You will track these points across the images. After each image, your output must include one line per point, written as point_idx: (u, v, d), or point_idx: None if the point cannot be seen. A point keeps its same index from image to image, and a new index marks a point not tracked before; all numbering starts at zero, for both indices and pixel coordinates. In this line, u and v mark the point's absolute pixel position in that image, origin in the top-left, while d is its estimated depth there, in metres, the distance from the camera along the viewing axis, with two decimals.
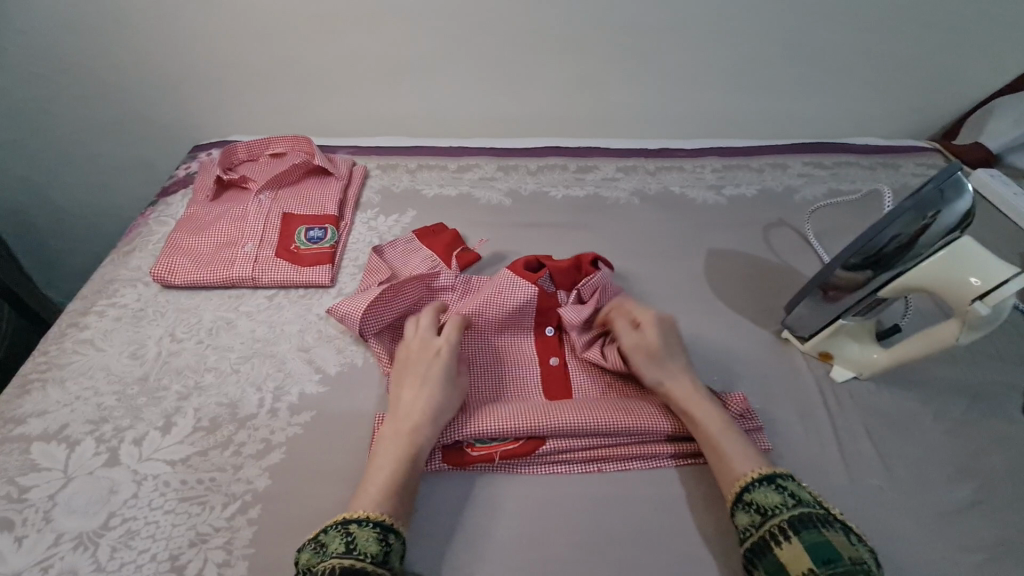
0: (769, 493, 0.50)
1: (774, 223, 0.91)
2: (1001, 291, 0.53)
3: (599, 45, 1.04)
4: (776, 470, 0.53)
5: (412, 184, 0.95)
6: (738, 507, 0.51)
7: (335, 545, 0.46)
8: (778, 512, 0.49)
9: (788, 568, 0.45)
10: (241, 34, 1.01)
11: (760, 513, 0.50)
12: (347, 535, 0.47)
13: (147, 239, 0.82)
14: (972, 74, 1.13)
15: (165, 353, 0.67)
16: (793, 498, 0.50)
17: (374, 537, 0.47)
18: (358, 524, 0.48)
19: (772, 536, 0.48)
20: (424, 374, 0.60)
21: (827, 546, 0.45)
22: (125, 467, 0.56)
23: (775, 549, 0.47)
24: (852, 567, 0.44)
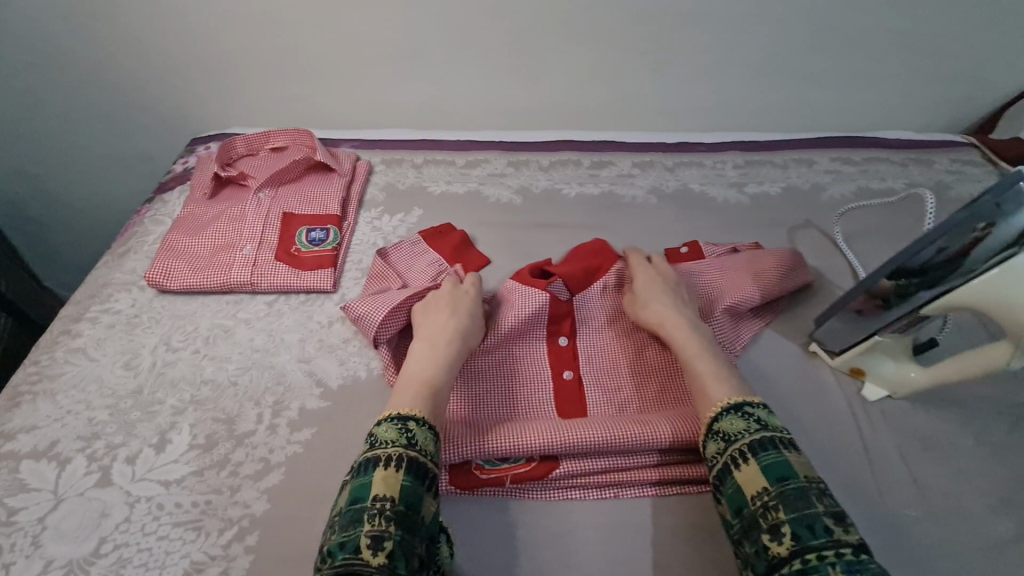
0: (734, 421, 0.51)
1: (800, 225, 0.87)
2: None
3: (615, 33, 0.99)
4: (747, 399, 0.53)
5: (418, 180, 0.91)
6: (705, 436, 0.52)
7: (391, 437, 0.48)
8: (741, 437, 0.49)
9: (744, 488, 0.46)
10: (240, 22, 0.97)
11: (724, 439, 0.50)
12: (406, 431, 0.48)
13: (142, 240, 0.78)
14: (1012, 63, 1.06)
15: (159, 363, 0.64)
16: (758, 424, 0.50)
17: (430, 438, 0.49)
18: (415, 423, 0.49)
19: (733, 460, 0.48)
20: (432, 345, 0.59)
21: (782, 465, 0.46)
22: (117, 488, 0.53)
23: (734, 472, 0.48)
24: (804, 484, 0.45)
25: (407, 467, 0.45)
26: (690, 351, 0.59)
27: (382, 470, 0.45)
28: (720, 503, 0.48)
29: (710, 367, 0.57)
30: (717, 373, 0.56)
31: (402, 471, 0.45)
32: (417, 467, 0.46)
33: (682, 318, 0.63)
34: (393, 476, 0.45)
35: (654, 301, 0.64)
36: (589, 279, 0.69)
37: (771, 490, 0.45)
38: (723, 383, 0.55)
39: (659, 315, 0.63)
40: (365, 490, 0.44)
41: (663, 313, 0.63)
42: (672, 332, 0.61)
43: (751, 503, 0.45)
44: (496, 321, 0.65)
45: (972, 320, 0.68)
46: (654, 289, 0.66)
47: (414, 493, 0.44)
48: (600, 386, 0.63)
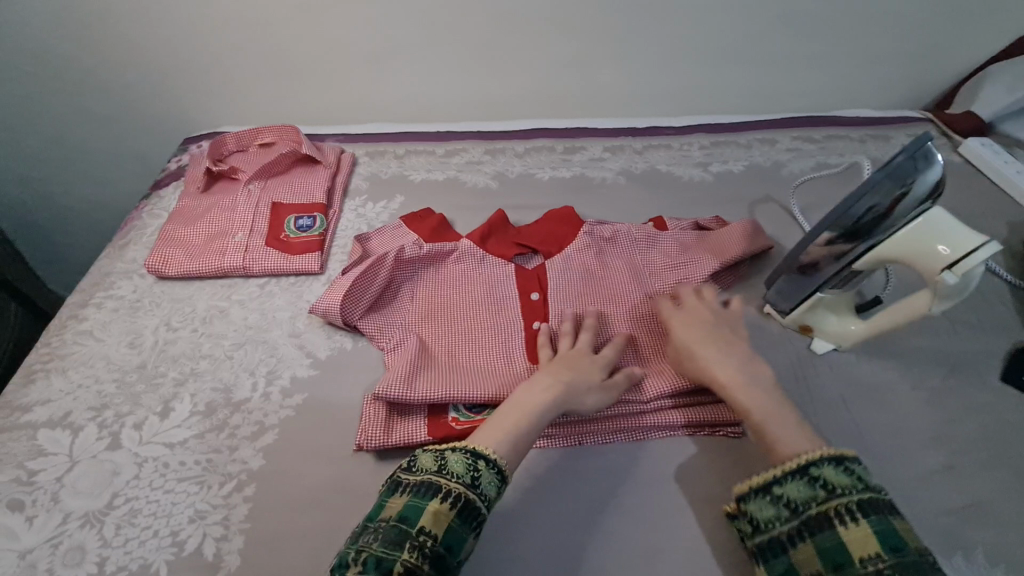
0: (838, 475, 0.48)
1: (761, 199, 0.92)
2: (967, 266, 0.53)
3: (585, 25, 1.04)
4: (839, 450, 0.50)
5: (400, 170, 0.96)
6: (795, 478, 0.49)
7: (459, 469, 0.50)
8: (847, 493, 0.47)
9: (852, 549, 0.44)
10: (227, 26, 1.01)
11: (826, 489, 0.47)
12: (474, 470, 0.50)
13: (141, 232, 0.84)
14: (966, 42, 1.11)
15: (161, 341, 0.69)
16: (861, 482, 0.47)
17: (494, 485, 0.50)
18: (485, 464, 0.51)
19: (838, 515, 0.46)
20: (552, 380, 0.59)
21: (895, 535, 0.44)
22: (127, 451, 0.59)
23: (839, 528, 0.45)
24: (917, 558, 0.43)
25: (460, 509, 0.48)
26: (756, 408, 0.55)
27: (437, 501, 0.48)
28: (805, 550, 0.46)
29: (784, 426, 0.54)
30: (788, 431, 0.53)
31: (455, 513, 0.47)
32: (469, 511, 0.48)
33: (742, 373, 0.59)
34: (445, 515, 0.47)
35: (704, 357, 0.61)
36: (557, 242, 0.80)
37: (886, 559, 0.43)
38: (797, 440, 0.52)
39: (710, 371, 0.59)
40: (416, 515, 0.47)
41: (719, 366, 0.59)
42: (728, 387, 0.58)
43: (859, 566, 0.43)
44: (489, 296, 0.74)
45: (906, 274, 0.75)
46: (704, 343, 0.62)
47: (459, 536, 0.47)
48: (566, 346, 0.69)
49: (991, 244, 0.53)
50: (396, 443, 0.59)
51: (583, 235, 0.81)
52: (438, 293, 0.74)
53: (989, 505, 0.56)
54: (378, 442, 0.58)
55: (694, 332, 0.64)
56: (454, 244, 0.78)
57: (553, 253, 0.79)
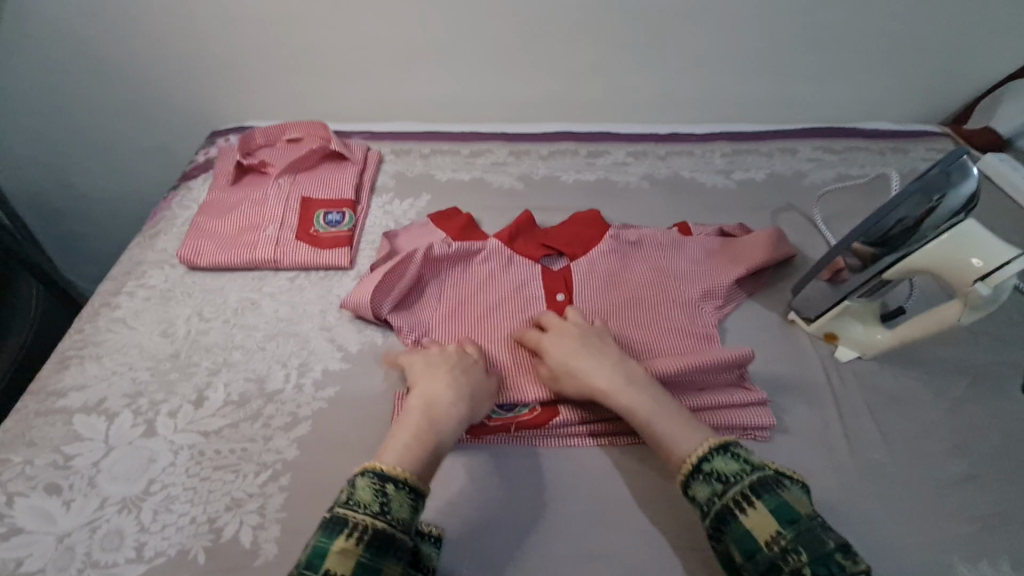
0: (726, 462, 0.50)
1: (783, 207, 0.93)
2: (1003, 275, 0.55)
3: (611, 31, 1.05)
4: (724, 437, 0.53)
5: (426, 169, 0.97)
6: (695, 477, 0.51)
7: (366, 498, 0.47)
8: (738, 479, 0.49)
9: (756, 534, 0.46)
10: (257, 22, 1.02)
11: (721, 481, 0.49)
12: (381, 493, 0.47)
13: (171, 222, 0.84)
14: (986, 58, 1.12)
15: (194, 331, 0.70)
16: (748, 464, 0.50)
17: (406, 504, 0.48)
18: (393, 485, 0.48)
19: (736, 503, 0.47)
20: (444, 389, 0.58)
21: (787, 506, 0.46)
22: (162, 438, 0.59)
23: (741, 516, 0.47)
24: (810, 522, 0.46)
25: (368, 541, 0.44)
26: (646, 416, 0.56)
27: (343, 538, 0.44)
28: (723, 545, 0.47)
29: (672, 424, 0.55)
30: (676, 427, 0.54)
31: (363, 545, 0.44)
32: (382, 537, 0.45)
33: (620, 380, 0.59)
34: (352, 550, 0.44)
35: (580, 368, 0.60)
36: (582, 244, 0.81)
37: (785, 534, 0.45)
38: (688, 433, 0.54)
39: (586, 381, 0.60)
40: (322, 558, 0.43)
41: (597, 376, 0.59)
42: (612, 396, 0.58)
43: (767, 549, 0.45)
44: (518, 296, 0.75)
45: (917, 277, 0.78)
46: (575, 356, 0.62)
47: (373, 567, 0.44)
48: None
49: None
50: None
51: (609, 238, 0.82)
52: (466, 292, 0.75)
53: (1013, 513, 0.57)
54: None
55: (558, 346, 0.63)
56: (482, 243, 0.79)
57: (579, 255, 0.80)
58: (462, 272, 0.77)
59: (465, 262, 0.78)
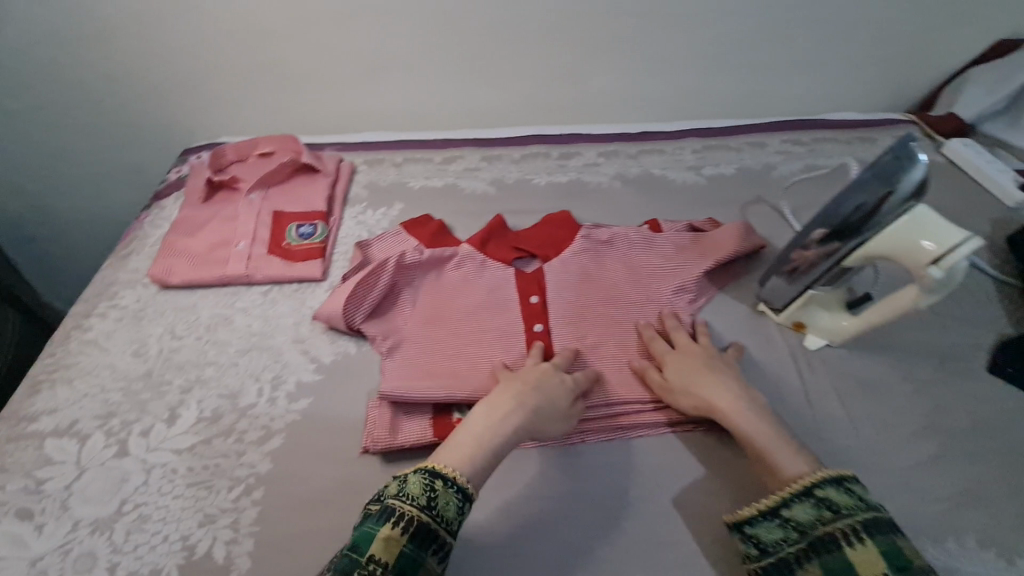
0: (839, 494, 0.50)
1: (753, 201, 0.94)
2: (955, 257, 0.56)
3: (577, 34, 1.06)
4: (842, 471, 0.52)
5: (399, 177, 0.98)
6: (799, 500, 0.51)
7: (416, 491, 0.49)
8: (850, 513, 0.48)
9: (859, 568, 0.46)
10: (225, 39, 1.03)
11: (830, 511, 0.49)
12: (430, 491, 0.49)
13: (143, 242, 0.84)
14: (948, 45, 1.14)
15: (166, 350, 0.70)
16: (862, 502, 0.49)
17: (453, 504, 0.49)
18: (444, 484, 0.50)
19: (843, 535, 0.47)
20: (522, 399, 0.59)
21: (897, 552, 0.45)
22: (135, 457, 0.59)
23: (847, 550, 0.47)
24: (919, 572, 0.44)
25: (412, 534, 0.46)
26: (756, 436, 0.57)
27: (389, 527, 0.46)
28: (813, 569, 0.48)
29: (784, 450, 0.56)
30: (785, 452, 0.56)
31: (407, 537, 0.46)
32: (424, 533, 0.47)
33: (736, 398, 0.61)
34: (396, 540, 0.46)
35: (694, 384, 0.62)
36: (554, 246, 0.82)
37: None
38: (796, 462, 0.55)
39: (698, 397, 0.62)
40: (367, 543, 0.46)
41: (710, 392, 0.61)
42: (724, 413, 0.60)
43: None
44: (491, 300, 0.76)
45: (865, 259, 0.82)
46: (690, 372, 0.64)
47: (413, 560, 0.45)
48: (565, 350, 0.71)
49: (972, 240, 0.55)
50: (402, 444, 0.59)
51: (581, 238, 0.82)
52: (440, 298, 0.75)
53: (979, 492, 0.58)
54: (384, 444, 0.59)
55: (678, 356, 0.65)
56: (454, 249, 0.80)
57: (551, 257, 0.80)
58: (435, 278, 0.78)
59: (437, 267, 0.78)
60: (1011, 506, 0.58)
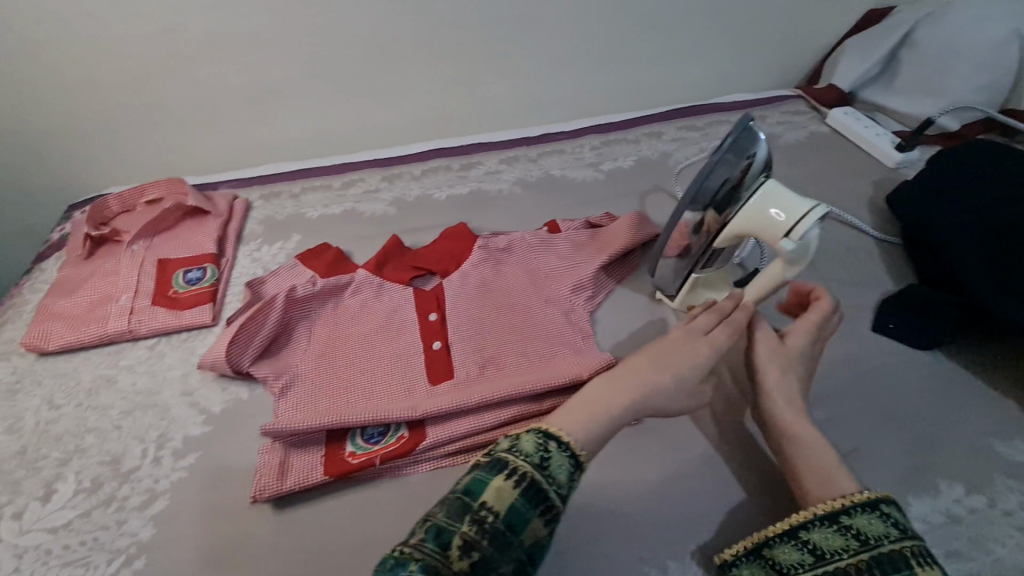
0: (872, 521, 0.46)
1: (649, 192, 0.96)
2: (803, 232, 0.58)
3: (463, 45, 1.06)
4: (884, 495, 0.47)
5: (297, 209, 0.96)
6: (865, 511, 0.46)
7: (530, 449, 0.49)
8: (879, 542, 0.44)
9: None
10: (97, 85, 0.99)
11: (900, 529, 0.45)
12: (545, 452, 0.49)
13: (19, 309, 0.80)
14: (822, 20, 1.20)
15: (43, 422, 0.66)
16: (898, 531, 0.45)
17: (565, 468, 0.49)
18: (556, 446, 0.49)
19: (913, 556, 0.43)
20: (652, 363, 0.58)
21: None
22: (5, 544, 0.55)
23: (916, 569, 0.42)
24: None
25: (525, 488, 0.46)
26: (806, 441, 0.54)
27: (502, 477, 0.46)
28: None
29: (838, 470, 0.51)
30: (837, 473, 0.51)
31: (520, 490, 0.46)
32: (535, 493, 0.46)
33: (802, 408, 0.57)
34: (508, 492, 0.45)
35: (783, 371, 0.59)
36: (453, 260, 0.82)
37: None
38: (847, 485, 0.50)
39: (779, 388, 0.58)
40: (480, 489, 0.45)
41: (790, 388, 0.58)
42: (789, 415, 0.56)
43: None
44: (392, 323, 0.75)
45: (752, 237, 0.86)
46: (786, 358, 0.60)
47: (522, 516, 0.45)
48: (465, 364, 0.70)
49: (820, 206, 0.58)
50: (291, 488, 0.57)
51: (479, 249, 0.82)
52: (337, 328, 0.74)
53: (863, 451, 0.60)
54: (273, 491, 0.57)
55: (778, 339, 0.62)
56: (350, 276, 0.78)
57: (449, 271, 0.80)
58: (333, 308, 0.77)
59: (333, 296, 0.77)
60: (894, 461, 0.60)
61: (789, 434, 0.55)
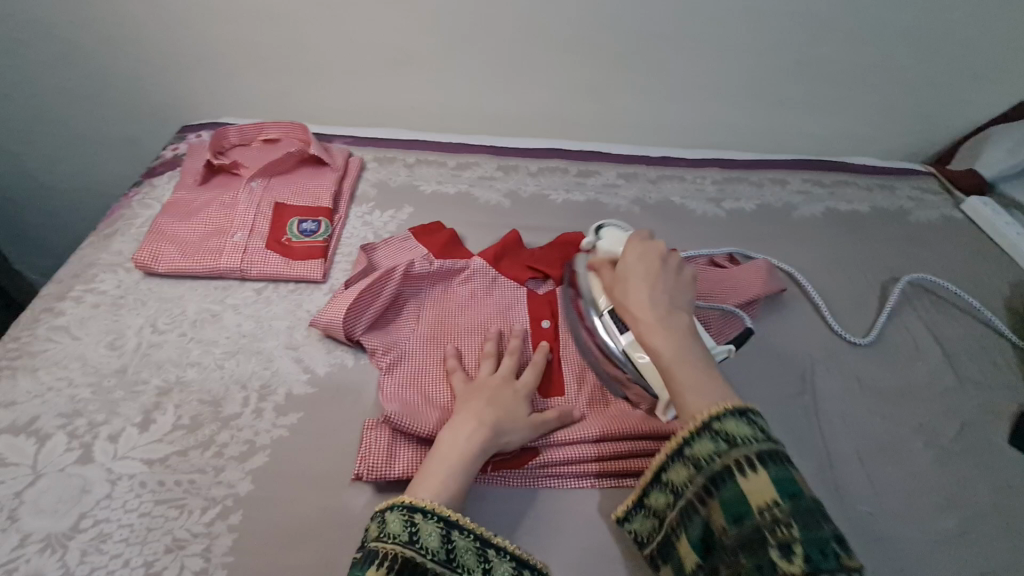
0: (703, 443, 0.46)
1: (771, 242, 0.92)
2: (608, 231, 0.69)
3: (606, 52, 1.03)
4: (718, 408, 0.47)
5: (410, 179, 0.93)
6: (698, 435, 0.47)
7: (396, 528, 0.44)
8: (710, 464, 0.45)
9: (712, 526, 0.44)
10: (238, 13, 0.97)
11: (727, 443, 0.45)
12: (410, 523, 0.44)
13: (129, 222, 0.78)
14: (972, 102, 1.15)
15: (145, 344, 0.64)
16: (726, 444, 0.45)
17: (437, 533, 0.44)
18: (423, 515, 0.45)
19: (737, 466, 0.44)
20: (484, 411, 0.56)
21: (738, 502, 0.43)
22: (99, 465, 0.53)
23: (739, 479, 0.43)
24: (760, 522, 0.41)
25: (399, 570, 0.41)
26: (663, 362, 0.53)
27: (373, 568, 0.41)
28: (710, 508, 0.44)
29: (694, 375, 0.52)
30: (696, 379, 0.51)
31: (393, 575, 0.41)
32: (412, 569, 0.42)
33: (661, 317, 0.57)
34: None
35: (637, 289, 0.59)
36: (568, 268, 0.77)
37: (782, 505, 0.41)
38: (702, 387, 0.50)
39: (635, 304, 0.58)
40: None
41: (645, 296, 0.58)
42: (646, 325, 0.57)
43: (757, 515, 0.42)
44: (500, 321, 0.70)
45: (871, 317, 0.82)
46: (636, 269, 0.61)
47: None
48: (581, 382, 0.65)
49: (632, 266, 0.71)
50: (399, 475, 0.54)
51: None
52: (446, 315, 0.70)
53: (1003, 573, 0.56)
54: (379, 474, 0.54)
55: (630, 258, 0.63)
56: (465, 262, 0.74)
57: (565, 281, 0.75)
58: (443, 291, 0.72)
59: (444, 279, 0.73)
60: None
61: (650, 352, 0.55)
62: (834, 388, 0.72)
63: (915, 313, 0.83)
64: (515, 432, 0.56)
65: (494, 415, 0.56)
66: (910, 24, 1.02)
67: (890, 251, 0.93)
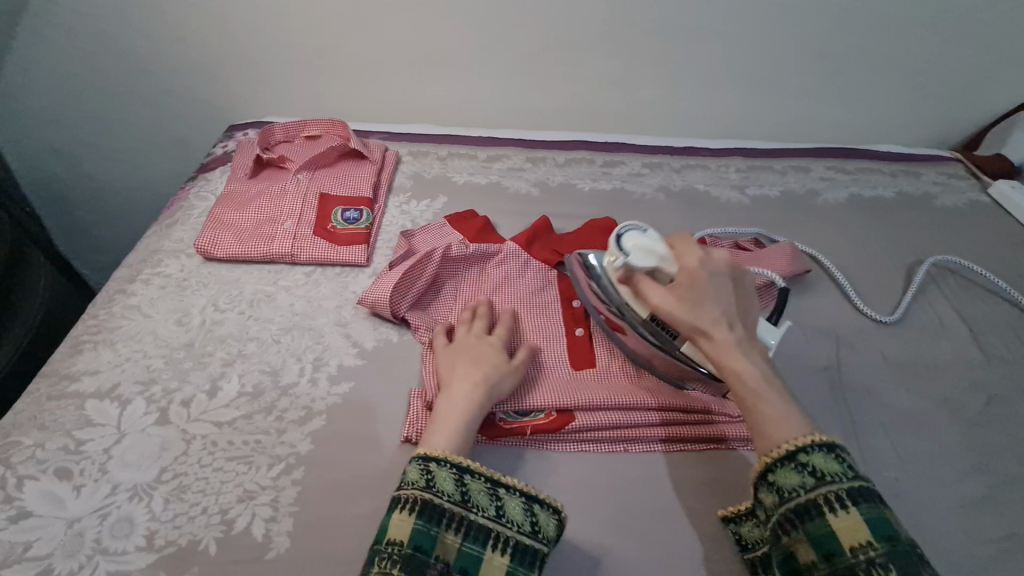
0: (787, 474, 0.45)
1: (796, 227, 0.94)
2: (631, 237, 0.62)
3: (627, 47, 1.06)
4: (812, 441, 0.45)
5: (443, 171, 0.98)
6: (781, 464, 0.45)
7: (413, 476, 0.48)
8: (795, 497, 0.44)
9: (795, 556, 0.44)
10: (279, 20, 1.04)
11: (813, 477, 0.44)
12: (426, 471, 0.48)
13: (188, 213, 0.85)
14: (1000, 88, 1.14)
15: (208, 322, 0.69)
16: (813, 479, 0.44)
17: (450, 478, 0.48)
18: (436, 463, 0.49)
19: (826, 502, 0.43)
20: (478, 368, 0.60)
21: (829, 537, 0.42)
22: (175, 426, 0.59)
23: (828, 516, 0.43)
24: (851, 561, 0.41)
25: (420, 511, 0.46)
26: (747, 386, 0.50)
27: (397, 511, 0.46)
28: (794, 540, 0.44)
29: (779, 404, 0.48)
30: (783, 409, 0.48)
31: (415, 515, 0.45)
32: (430, 511, 0.46)
33: (735, 334, 0.52)
34: (406, 520, 0.45)
35: (707, 301, 0.53)
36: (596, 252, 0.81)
37: (877, 546, 0.41)
38: (792, 419, 0.47)
39: (705, 318, 0.53)
40: (380, 530, 0.45)
41: (716, 313, 0.53)
42: (720, 347, 0.52)
43: (849, 555, 0.41)
44: (533, 301, 0.74)
45: (896, 297, 0.84)
46: (702, 281, 0.54)
47: (427, 535, 0.45)
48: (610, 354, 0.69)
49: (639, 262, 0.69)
50: None
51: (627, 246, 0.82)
52: (482, 294, 0.74)
53: None
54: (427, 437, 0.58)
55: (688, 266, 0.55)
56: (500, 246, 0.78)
57: None
58: (480, 272, 0.76)
59: (478, 261, 0.76)
60: None
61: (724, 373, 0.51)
62: (860, 364, 0.74)
63: (941, 293, 0.84)
64: (503, 379, 0.60)
65: (484, 371, 0.60)
66: (932, 11, 1.03)
67: (915, 235, 0.94)
